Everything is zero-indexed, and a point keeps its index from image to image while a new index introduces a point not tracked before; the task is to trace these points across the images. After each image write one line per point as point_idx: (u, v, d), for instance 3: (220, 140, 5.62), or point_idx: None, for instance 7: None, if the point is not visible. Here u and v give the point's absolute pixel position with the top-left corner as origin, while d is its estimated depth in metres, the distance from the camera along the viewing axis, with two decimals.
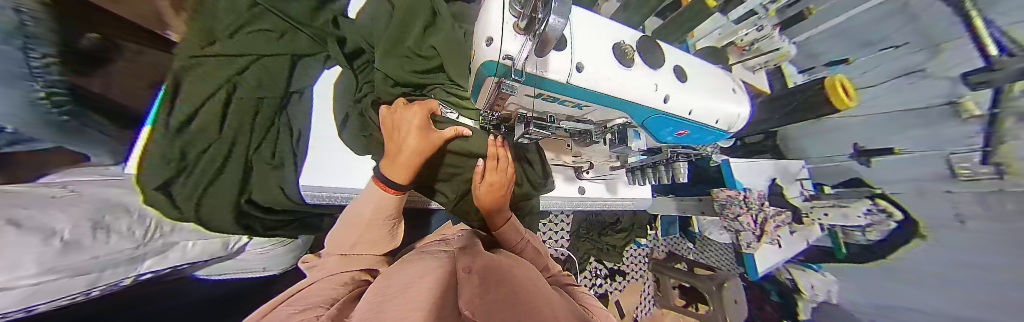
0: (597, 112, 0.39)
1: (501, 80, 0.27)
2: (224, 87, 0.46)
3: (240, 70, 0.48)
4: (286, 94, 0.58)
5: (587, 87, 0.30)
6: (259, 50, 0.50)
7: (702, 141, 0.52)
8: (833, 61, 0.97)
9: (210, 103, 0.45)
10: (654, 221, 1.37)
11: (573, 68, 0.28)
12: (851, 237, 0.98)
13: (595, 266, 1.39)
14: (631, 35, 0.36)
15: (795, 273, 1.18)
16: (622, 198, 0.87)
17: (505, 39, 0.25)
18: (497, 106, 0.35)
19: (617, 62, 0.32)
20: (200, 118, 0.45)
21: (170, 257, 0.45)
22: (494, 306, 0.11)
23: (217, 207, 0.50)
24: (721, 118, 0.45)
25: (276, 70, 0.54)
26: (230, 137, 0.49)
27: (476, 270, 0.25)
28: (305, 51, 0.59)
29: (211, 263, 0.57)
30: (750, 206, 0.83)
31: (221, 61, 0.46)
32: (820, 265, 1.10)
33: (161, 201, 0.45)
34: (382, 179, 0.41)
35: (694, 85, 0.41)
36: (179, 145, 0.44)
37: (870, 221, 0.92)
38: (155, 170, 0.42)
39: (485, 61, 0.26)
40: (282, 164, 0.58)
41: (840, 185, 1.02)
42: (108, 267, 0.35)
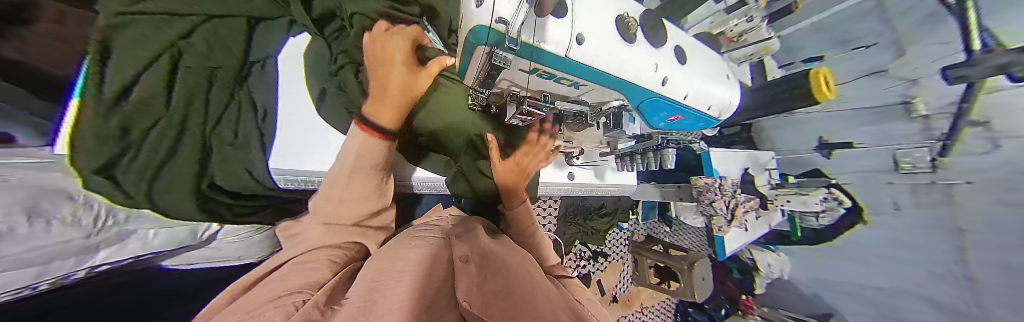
0: (595, 92, 0.37)
1: (493, 50, 0.24)
2: (169, 51, 0.37)
3: (185, 32, 0.38)
4: (243, 63, 0.50)
5: (587, 62, 0.28)
6: (209, 11, 0.39)
7: (694, 127, 0.52)
8: (809, 58, 1.01)
9: (152, 70, 0.36)
10: (636, 207, 1.44)
11: (573, 40, 0.26)
12: (807, 221, 1.21)
13: (580, 248, 1.46)
14: (635, 8, 0.35)
15: (754, 253, 1.39)
16: (608, 185, 0.90)
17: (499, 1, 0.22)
18: (487, 83, 0.33)
19: (618, 36, 0.30)
20: (142, 89, 0.35)
21: (127, 248, 0.44)
22: (501, 307, 0.17)
23: (172, 192, 0.45)
24: (714, 104, 0.45)
25: (228, 39, 0.44)
26: (180, 111, 0.41)
27: (474, 260, 0.30)
28: (263, 12, 0.47)
29: (181, 252, 0.54)
30: (723, 193, 0.90)
31: (158, 21, 0.34)
32: (777, 246, 1.35)
33: (100, 185, 0.37)
34: (366, 120, 0.39)
35: (693, 68, 0.41)
36: (117, 119, 0.34)
37: (825, 207, 1.09)
38: (90, 150, 0.33)
39: (475, 26, 0.22)
40: (248, 143, 0.53)
41: (802, 174, 1.20)
42: (53, 259, 0.33)
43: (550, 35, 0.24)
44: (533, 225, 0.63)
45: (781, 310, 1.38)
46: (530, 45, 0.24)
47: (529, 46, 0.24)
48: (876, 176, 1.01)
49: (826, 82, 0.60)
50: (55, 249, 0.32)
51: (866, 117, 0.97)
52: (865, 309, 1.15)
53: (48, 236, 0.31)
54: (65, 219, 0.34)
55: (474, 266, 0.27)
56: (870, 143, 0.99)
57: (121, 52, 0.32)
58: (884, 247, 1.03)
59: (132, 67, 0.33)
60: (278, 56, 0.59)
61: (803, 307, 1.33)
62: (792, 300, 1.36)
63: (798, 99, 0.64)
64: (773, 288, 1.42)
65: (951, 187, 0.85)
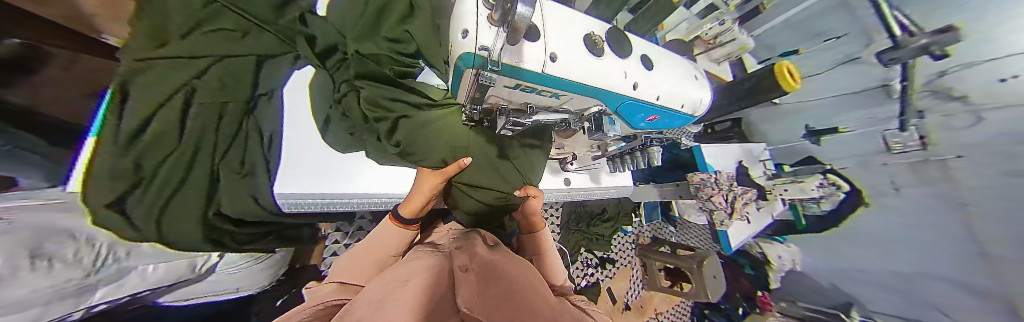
0: (574, 100, 0.39)
1: (478, 72, 0.26)
2: (181, 91, 0.41)
3: (198, 74, 0.43)
4: (251, 98, 0.53)
5: (562, 76, 0.31)
6: (220, 52, 0.46)
7: (670, 126, 0.55)
8: (785, 52, 1.13)
9: (165, 108, 0.40)
10: (638, 208, 1.44)
11: (548, 58, 0.29)
12: (809, 208, 1.22)
13: (585, 256, 1.44)
14: (600, 26, 0.38)
15: (765, 247, 1.41)
16: (606, 187, 0.91)
17: (481, 30, 0.24)
18: (477, 101, 0.34)
19: (588, 51, 0.33)
20: (155, 126, 0.39)
21: (127, 285, 0.42)
22: (493, 303, 0.18)
23: (178, 224, 0.45)
24: (688, 101, 0.47)
25: (237, 73, 0.49)
26: (191, 145, 0.43)
27: (473, 268, 0.31)
28: (270, 52, 0.54)
29: (180, 286, 0.53)
30: (720, 187, 0.91)
31: (176, 65, 0.41)
32: (785, 237, 1.34)
33: (113, 221, 0.39)
34: (398, 215, 0.50)
35: (660, 72, 0.44)
36: (133, 151, 0.38)
37: (824, 194, 1.12)
38: (102, 187, 0.36)
39: (462, 53, 0.25)
40: (253, 171, 0.52)
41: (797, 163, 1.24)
42: (56, 299, 0.32)
43: (527, 58, 0.27)
44: (547, 252, 0.59)
45: (800, 303, 1.30)
46: (507, 65, 0.26)
47: (508, 65, 0.26)
48: (871, 158, 1.03)
49: (790, 71, 0.63)
50: (60, 289, 0.32)
51: (849, 102, 1.03)
52: (893, 299, 1.05)
53: (49, 277, 0.31)
54: (67, 259, 0.33)
55: (473, 275, 0.28)
56: (858, 127, 1.04)
57: (139, 90, 0.38)
58: (892, 230, 1.01)
59: (145, 102, 0.38)
60: (284, 85, 0.64)
61: (818, 297, 1.25)
62: (807, 291, 1.28)
63: (770, 91, 0.67)
64: (788, 281, 1.35)
65: (944, 161, 0.86)
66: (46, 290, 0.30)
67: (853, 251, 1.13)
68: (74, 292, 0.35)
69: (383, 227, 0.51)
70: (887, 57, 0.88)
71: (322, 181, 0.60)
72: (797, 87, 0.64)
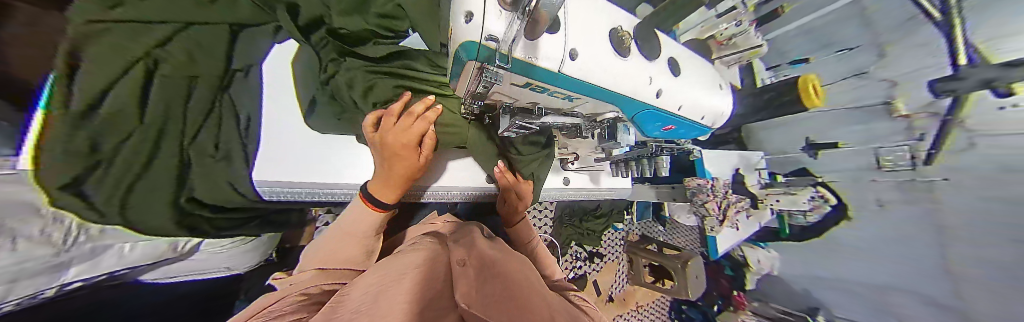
0: (588, 105, 0.37)
1: (484, 66, 0.24)
2: (142, 63, 0.31)
3: (162, 40, 0.33)
4: (225, 73, 0.45)
5: (579, 78, 0.28)
6: (190, 19, 0.35)
7: (685, 136, 0.53)
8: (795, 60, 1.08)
9: (125, 81, 0.30)
10: (631, 207, 1.47)
11: (567, 55, 0.26)
12: (795, 218, 1.26)
13: (575, 249, 1.47)
14: (628, 21, 0.35)
15: (746, 251, 1.43)
16: (604, 189, 0.90)
17: (489, 15, 0.21)
18: (481, 94, 0.32)
19: (614, 51, 0.30)
20: (112, 100, 0.30)
21: (103, 263, 0.40)
22: (510, 311, 0.17)
23: (149, 207, 0.40)
24: (708, 114, 0.46)
25: (202, 47, 0.39)
26: (158, 125, 0.36)
27: (470, 263, 0.30)
28: (248, 22, 0.43)
29: (161, 265, 0.51)
30: (715, 193, 0.92)
31: (134, 29, 0.30)
32: (766, 242, 1.39)
33: (68, 204, 0.32)
34: (370, 197, 0.45)
35: (686, 79, 0.41)
36: (90, 132, 0.30)
37: (813, 205, 1.12)
38: (56, 171, 0.28)
39: (464, 41, 0.21)
40: (230, 155, 0.48)
41: (790, 173, 1.24)
42: (24, 277, 0.31)
43: (542, 52, 0.24)
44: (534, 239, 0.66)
45: (772, 304, 1.38)
46: (521, 61, 0.24)
47: (520, 62, 0.24)
48: (863, 174, 1.04)
49: (813, 88, 0.62)
50: (25, 268, 0.30)
51: (846, 117, 1.04)
52: (857, 306, 1.14)
53: (16, 256, 0.29)
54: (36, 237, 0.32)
55: (472, 270, 0.27)
56: (855, 144, 1.04)
57: (92, 63, 0.27)
58: (872, 244, 1.05)
59: (106, 75, 0.28)
60: (265, 59, 0.56)
61: (790, 302, 1.34)
62: (780, 294, 1.36)
63: (786, 105, 0.65)
64: (763, 282, 1.43)
65: (931, 184, 0.88)
66: (10, 270, 0.28)
67: (831, 262, 1.18)
68: (44, 270, 0.33)
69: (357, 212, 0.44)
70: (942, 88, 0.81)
71: (314, 169, 0.60)
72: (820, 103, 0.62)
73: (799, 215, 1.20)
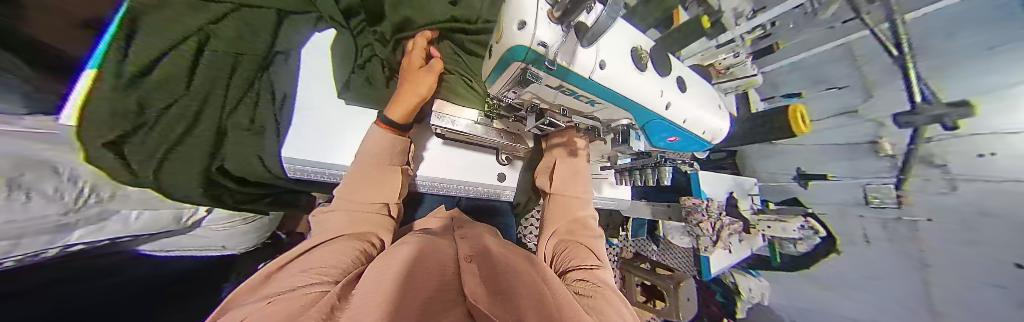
0: (605, 111, 0.40)
1: (529, 67, 0.26)
2: (195, 36, 0.38)
3: (213, 19, 0.39)
4: (268, 55, 0.50)
5: (605, 85, 0.31)
6: (242, 0, 0.42)
7: (686, 149, 0.56)
8: (789, 93, 1.14)
9: (176, 52, 0.36)
10: (626, 224, 1.48)
11: (598, 65, 0.29)
12: (785, 247, 1.20)
13: None
14: (647, 42, 0.38)
15: (738, 277, 1.37)
16: (607, 199, 0.92)
17: (539, 24, 0.24)
18: (515, 92, 0.35)
19: (634, 65, 0.33)
20: (162, 66, 0.36)
21: (108, 228, 0.41)
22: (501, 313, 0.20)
23: (182, 176, 0.43)
24: (708, 130, 0.49)
25: (248, 31, 0.45)
26: (199, 94, 0.41)
27: (474, 259, 0.33)
28: (294, 7, 0.50)
29: (163, 237, 0.52)
30: (710, 214, 0.95)
31: (192, 6, 0.37)
32: (758, 271, 1.38)
33: (106, 160, 0.35)
34: (383, 119, 0.47)
35: (692, 96, 0.44)
36: (140, 92, 0.34)
37: (802, 235, 1.10)
38: (104, 126, 0.32)
39: (515, 45, 0.24)
40: (263, 129, 0.49)
41: (782, 202, 1.26)
42: (30, 234, 0.32)
43: (577, 60, 0.27)
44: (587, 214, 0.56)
45: None
46: (558, 65, 0.27)
47: (561, 67, 0.27)
48: (850, 209, 1.08)
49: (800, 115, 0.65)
50: (31, 225, 0.31)
51: (835, 150, 1.09)
52: None
53: (25, 212, 0.30)
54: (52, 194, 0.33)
55: (475, 267, 0.31)
56: (845, 177, 1.08)
57: (145, 34, 0.33)
58: (860, 278, 1.06)
59: (158, 45, 0.34)
60: (306, 44, 0.58)
61: None
62: None
63: (780, 131, 0.69)
64: (755, 313, 1.41)
65: (914, 222, 0.93)
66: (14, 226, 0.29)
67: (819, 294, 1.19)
68: (49, 229, 0.33)
69: (373, 136, 0.47)
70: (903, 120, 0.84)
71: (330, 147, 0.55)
72: (807, 131, 0.66)
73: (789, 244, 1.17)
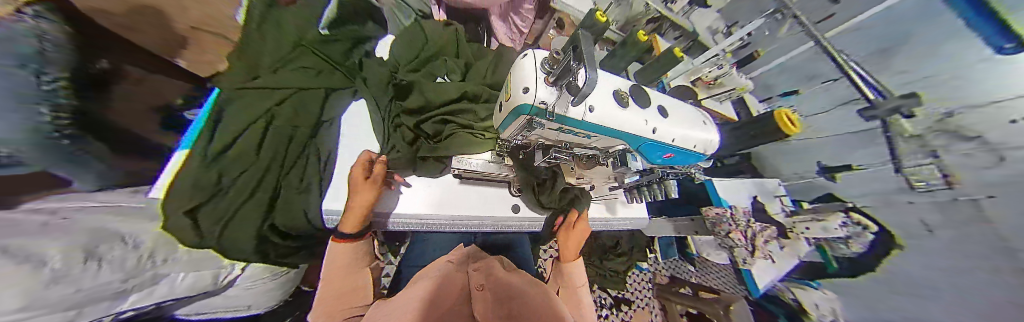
0: (601, 140, 0.45)
1: (534, 117, 0.35)
2: (261, 118, 0.57)
3: (276, 102, 0.61)
4: (317, 124, 0.67)
5: (597, 123, 0.38)
6: (298, 85, 0.67)
7: (685, 162, 0.57)
8: (785, 92, 1.14)
9: (247, 131, 0.55)
10: (653, 244, 1.45)
11: (587, 110, 0.36)
12: (839, 250, 0.95)
13: (598, 295, 1.33)
14: (625, 82, 0.44)
15: (798, 293, 1.08)
16: (620, 220, 0.89)
17: (538, 89, 0.33)
18: (524, 134, 0.43)
19: (615, 103, 0.39)
20: (236, 144, 0.53)
21: (156, 293, 0.43)
22: None
23: (240, 232, 0.53)
24: (697, 142, 0.50)
25: (304, 111, 0.65)
26: (262, 163, 0.56)
27: (487, 286, 0.37)
28: (336, 86, 0.75)
29: (199, 299, 0.53)
30: (737, 223, 0.92)
31: (260, 95, 0.61)
32: (817, 281, 1.02)
33: (179, 226, 0.47)
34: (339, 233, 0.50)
35: (675, 119, 0.47)
36: (219, 166, 0.51)
37: (848, 233, 0.92)
38: (186, 196, 0.47)
39: (521, 104, 0.34)
40: (308, 188, 0.59)
41: (816, 200, 1.04)
42: (94, 302, 0.34)
43: (570, 109, 0.35)
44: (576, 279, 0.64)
45: None
46: (558, 115, 0.35)
47: (559, 116, 0.35)
48: None
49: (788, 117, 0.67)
50: (95, 293, 0.34)
51: None
52: None
53: (92, 279, 0.33)
54: (113, 262, 0.37)
55: (489, 294, 0.35)
56: None
57: (228, 117, 0.54)
58: None
59: (236, 125, 0.54)
60: (344, 114, 0.73)
61: None
62: None
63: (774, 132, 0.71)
64: None
65: None
66: (84, 293, 0.32)
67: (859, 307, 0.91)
68: (109, 296, 0.35)
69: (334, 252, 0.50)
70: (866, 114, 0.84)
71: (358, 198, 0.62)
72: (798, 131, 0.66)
73: (852, 253, 0.91)
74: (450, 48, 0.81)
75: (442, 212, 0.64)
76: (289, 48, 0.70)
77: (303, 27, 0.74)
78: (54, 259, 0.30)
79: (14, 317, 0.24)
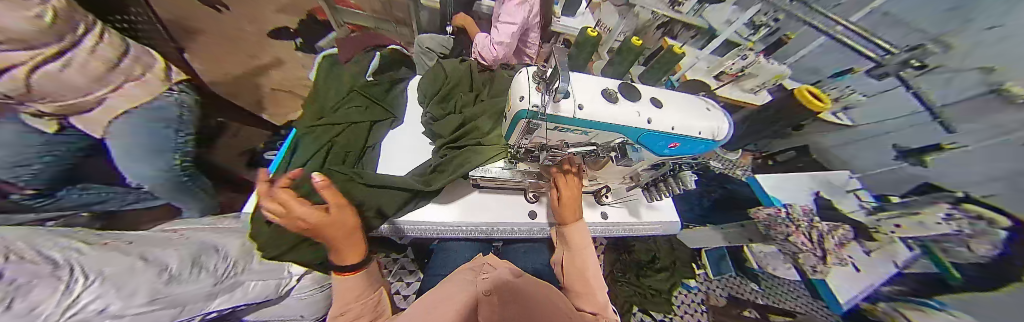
0: (601, 135, 0.46)
1: (529, 120, 0.42)
2: (322, 147, 0.74)
3: (334, 135, 0.78)
4: (364, 148, 0.78)
5: (589, 118, 0.41)
6: (348, 120, 0.81)
7: (693, 152, 0.51)
8: (837, 72, 0.91)
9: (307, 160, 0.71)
10: (699, 258, 1.33)
11: (577, 107, 0.40)
12: (955, 254, 0.69)
13: (640, 318, 1.17)
14: (613, 83, 0.46)
15: (914, 317, 0.79)
16: (648, 223, 0.81)
17: (531, 96, 0.40)
18: (526, 135, 0.49)
19: (603, 99, 0.41)
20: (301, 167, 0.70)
21: (234, 296, 0.50)
22: None
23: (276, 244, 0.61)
24: (704, 129, 0.46)
25: (355, 139, 0.78)
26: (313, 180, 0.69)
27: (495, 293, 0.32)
28: (380, 117, 0.87)
29: (263, 306, 0.62)
30: (797, 224, 0.94)
31: (321, 129, 0.79)
32: (940, 301, 0.74)
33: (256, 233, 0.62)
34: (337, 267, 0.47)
35: (674, 109, 0.46)
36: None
37: (956, 229, 0.69)
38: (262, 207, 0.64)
39: (520, 110, 0.41)
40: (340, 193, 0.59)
41: (911, 192, 0.80)
42: (191, 301, 0.42)
43: (560, 108, 0.39)
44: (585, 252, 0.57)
45: None
46: (548, 114, 0.40)
47: (549, 115, 0.40)
48: None
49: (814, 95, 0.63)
50: (193, 294, 0.42)
51: None
52: None
53: (192, 282, 0.42)
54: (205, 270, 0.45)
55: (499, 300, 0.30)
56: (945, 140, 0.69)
57: (299, 148, 0.75)
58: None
59: (302, 154, 0.73)
60: (386, 138, 0.82)
61: None
62: None
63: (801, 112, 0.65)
64: None
65: None
66: (186, 292, 0.41)
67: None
68: (201, 297, 0.44)
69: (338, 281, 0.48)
70: (875, 73, 0.81)
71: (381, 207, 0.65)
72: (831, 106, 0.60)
73: (979, 258, 0.64)
74: (472, 77, 0.93)
75: (468, 219, 0.67)
76: (346, 92, 0.89)
77: (354, 78, 0.93)
78: (172, 265, 0.41)
79: (139, 310, 0.33)
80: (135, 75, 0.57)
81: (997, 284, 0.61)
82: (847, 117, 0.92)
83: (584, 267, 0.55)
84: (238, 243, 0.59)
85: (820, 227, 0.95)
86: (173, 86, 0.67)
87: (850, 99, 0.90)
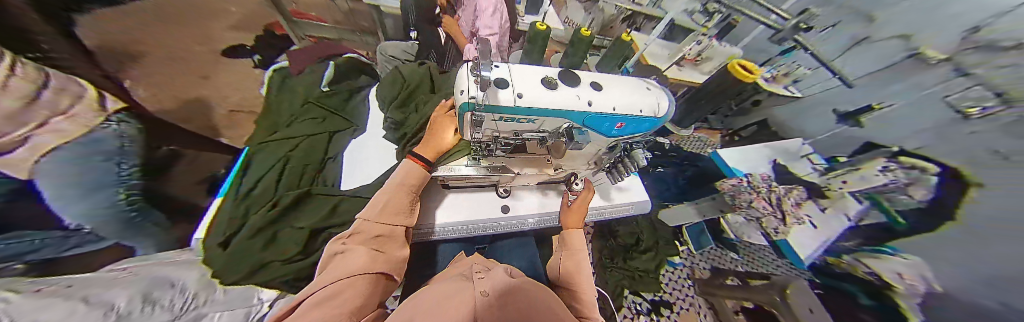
0: (547, 122, 0.48)
1: (472, 113, 0.42)
2: (279, 162, 0.74)
3: (291, 149, 0.79)
4: (324, 160, 0.80)
5: (531, 106, 0.42)
6: (306, 134, 0.83)
7: (642, 130, 0.54)
8: (784, 51, 1.00)
9: (266, 176, 0.71)
10: (681, 236, 1.38)
11: (516, 96, 0.41)
12: (897, 202, 0.74)
13: (633, 300, 1.21)
14: (553, 70, 0.48)
15: (872, 264, 0.83)
16: (619, 204, 0.84)
17: (468, 88, 0.39)
18: (474, 130, 0.50)
19: (542, 87, 0.43)
20: (259, 185, 0.69)
21: None
22: None
23: (237, 264, 0.59)
24: (645, 107, 0.48)
25: (312, 151, 0.79)
26: (271, 196, 0.68)
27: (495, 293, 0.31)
28: (339, 128, 0.89)
29: None
30: (756, 190, 1.09)
31: (278, 145, 0.79)
32: (893, 247, 0.77)
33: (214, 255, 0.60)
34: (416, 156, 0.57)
35: (614, 90, 0.48)
36: (243, 205, 0.65)
37: (893, 179, 0.75)
38: (218, 230, 0.61)
39: (460, 103, 0.41)
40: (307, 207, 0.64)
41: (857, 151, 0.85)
42: None
43: (499, 98, 0.40)
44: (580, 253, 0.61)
45: None
46: (486, 105, 0.40)
47: (487, 105, 0.40)
48: None
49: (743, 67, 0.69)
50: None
51: None
52: None
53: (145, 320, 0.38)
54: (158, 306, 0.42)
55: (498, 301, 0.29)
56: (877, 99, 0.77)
57: (254, 165, 0.74)
58: None
59: (258, 171, 0.72)
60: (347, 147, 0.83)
61: None
62: None
63: (736, 85, 0.71)
64: None
65: None
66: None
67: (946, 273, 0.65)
68: None
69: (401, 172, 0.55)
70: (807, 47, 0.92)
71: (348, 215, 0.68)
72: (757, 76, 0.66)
73: (918, 202, 0.69)
74: (431, 77, 0.93)
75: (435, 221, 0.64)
76: (301, 106, 0.91)
77: (309, 89, 0.97)
78: (121, 304, 0.38)
79: None
80: (62, 108, 0.53)
81: (934, 226, 0.66)
82: (796, 89, 1.00)
83: (577, 271, 0.57)
84: (195, 274, 0.57)
85: (778, 191, 1.08)
86: (110, 116, 0.63)
87: (798, 73, 0.98)
